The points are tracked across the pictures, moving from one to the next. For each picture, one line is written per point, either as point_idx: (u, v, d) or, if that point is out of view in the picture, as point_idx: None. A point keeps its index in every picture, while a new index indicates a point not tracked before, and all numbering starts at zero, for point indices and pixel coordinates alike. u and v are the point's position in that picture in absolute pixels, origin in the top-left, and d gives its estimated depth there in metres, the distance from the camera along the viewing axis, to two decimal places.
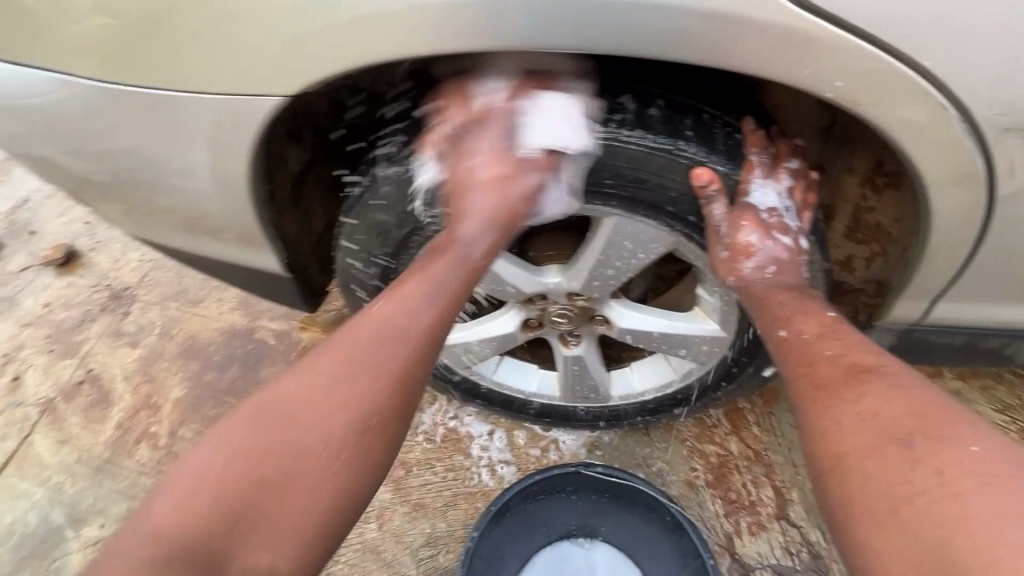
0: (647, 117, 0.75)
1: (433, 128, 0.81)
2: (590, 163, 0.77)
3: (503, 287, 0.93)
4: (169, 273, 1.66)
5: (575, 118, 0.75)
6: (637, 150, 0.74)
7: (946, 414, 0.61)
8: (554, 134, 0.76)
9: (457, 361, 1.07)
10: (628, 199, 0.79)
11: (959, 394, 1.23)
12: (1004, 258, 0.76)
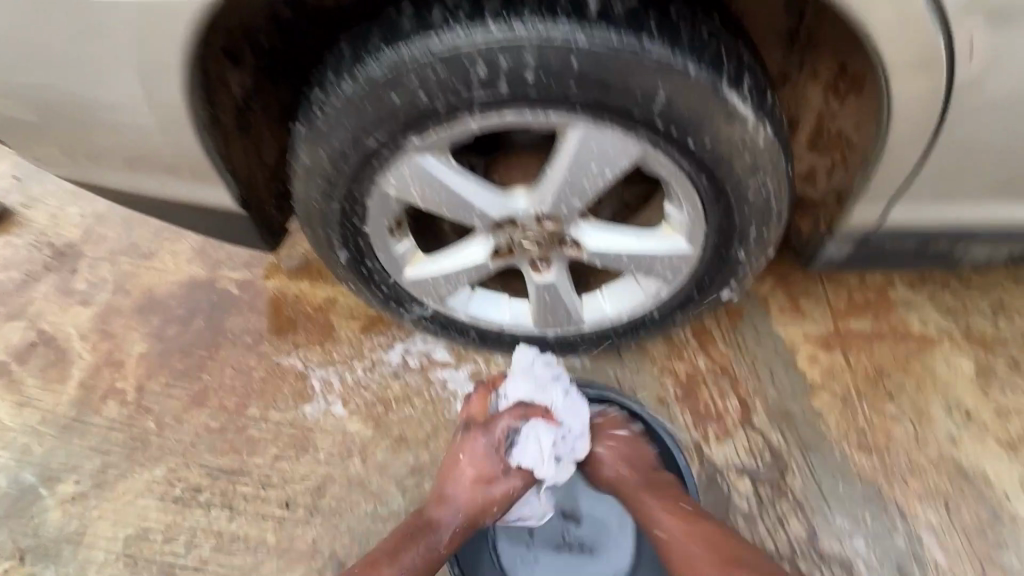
0: (613, 16, 0.73)
1: (378, 39, 0.77)
2: (554, 67, 0.73)
3: (468, 212, 0.91)
4: (117, 226, 1.56)
5: (536, 18, 0.72)
6: (603, 49, 0.72)
7: None
8: (510, 38, 0.72)
9: (428, 294, 1.06)
10: (595, 105, 0.76)
11: (910, 302, 1.30)
12: (956, 153, 0.78)
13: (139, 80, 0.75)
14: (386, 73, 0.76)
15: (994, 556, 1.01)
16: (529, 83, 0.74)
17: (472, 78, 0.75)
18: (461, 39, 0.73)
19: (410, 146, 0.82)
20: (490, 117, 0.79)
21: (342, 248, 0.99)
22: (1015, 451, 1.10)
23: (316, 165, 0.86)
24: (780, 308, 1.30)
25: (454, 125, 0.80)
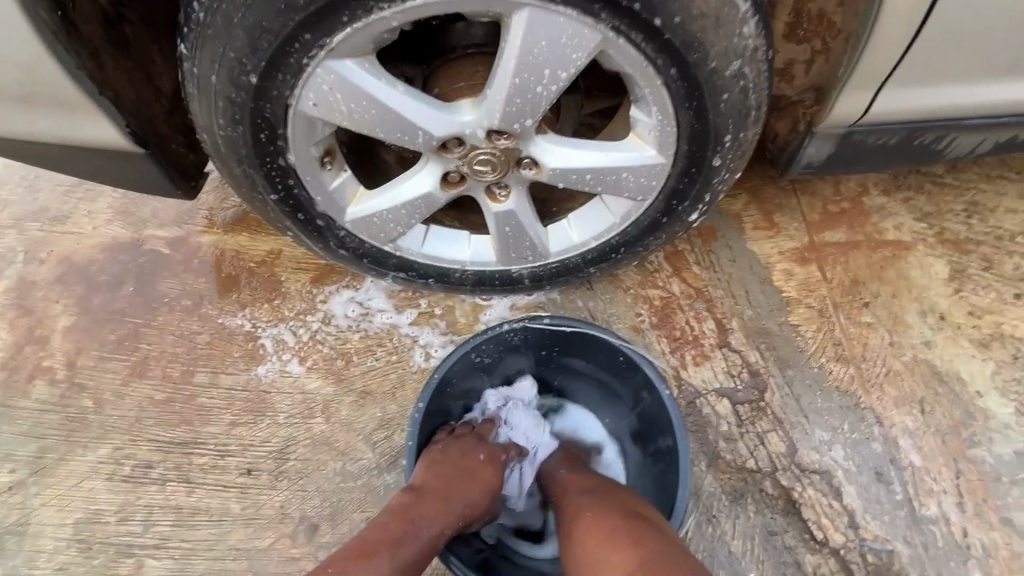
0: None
1: None
2: None
3: (409, 132, 0.79)
4: (19, 187, 1.38)
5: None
6: None
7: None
8: None
9: (376, 235, 0.95)
10: None
11: (884, 209, 1.25)
12: (949, 25, 0.70)
13: None
14: None
15: (967, 452, 1.01)
16: None
17: None
18: None
19: (322, 44, 0.69)
20: (410, 0, 0.67)
21: (270, 191, 0.86)
22: (987, 349, 1.10)
23: (214, 82, 0.73)
24: (753, 225, 1.24)
25: (371, 14, 0.67)
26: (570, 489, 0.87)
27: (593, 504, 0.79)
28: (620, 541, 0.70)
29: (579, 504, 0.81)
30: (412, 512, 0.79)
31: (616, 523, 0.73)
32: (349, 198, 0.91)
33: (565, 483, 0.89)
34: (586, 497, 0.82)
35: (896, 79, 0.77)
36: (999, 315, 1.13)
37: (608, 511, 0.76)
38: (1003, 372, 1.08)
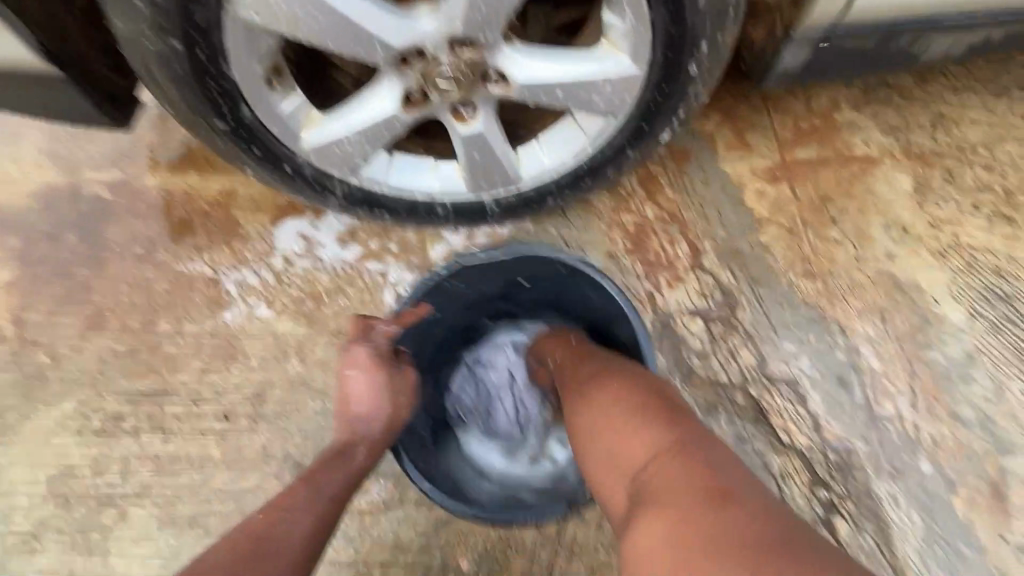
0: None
1: None
2: None
3: (363, 41, 0.72)
4: None
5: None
6: None
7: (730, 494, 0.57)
8: None
9: (337, 164, 0.89)
10: None
11: (854, 124, 1.24)
12: None
13: None
14: None
15: (922, 355, 1.07)
16: None
17: None
18: None
19: None
20: None
21: (215, 117, 0.79)
22: (945, 258, 1.14)
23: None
24: (726, 145, 1.22)
25: None
26: (584, 369, 0.85)
27: (610, 384, 0.78)
28: (641, 424, 0.70)
29: (596, 386, 0.80)
30: (325, 466, 0.78)
31: (636, 405, 0.73)
32: (306, 123, 0.84)
33: (579, 363, 0.88)
34: (604, 380, 0.80)
35: None
36: (957, 225, 1.17)
37: (627, 391, 0.75)
38: (959, 278, 1.12)
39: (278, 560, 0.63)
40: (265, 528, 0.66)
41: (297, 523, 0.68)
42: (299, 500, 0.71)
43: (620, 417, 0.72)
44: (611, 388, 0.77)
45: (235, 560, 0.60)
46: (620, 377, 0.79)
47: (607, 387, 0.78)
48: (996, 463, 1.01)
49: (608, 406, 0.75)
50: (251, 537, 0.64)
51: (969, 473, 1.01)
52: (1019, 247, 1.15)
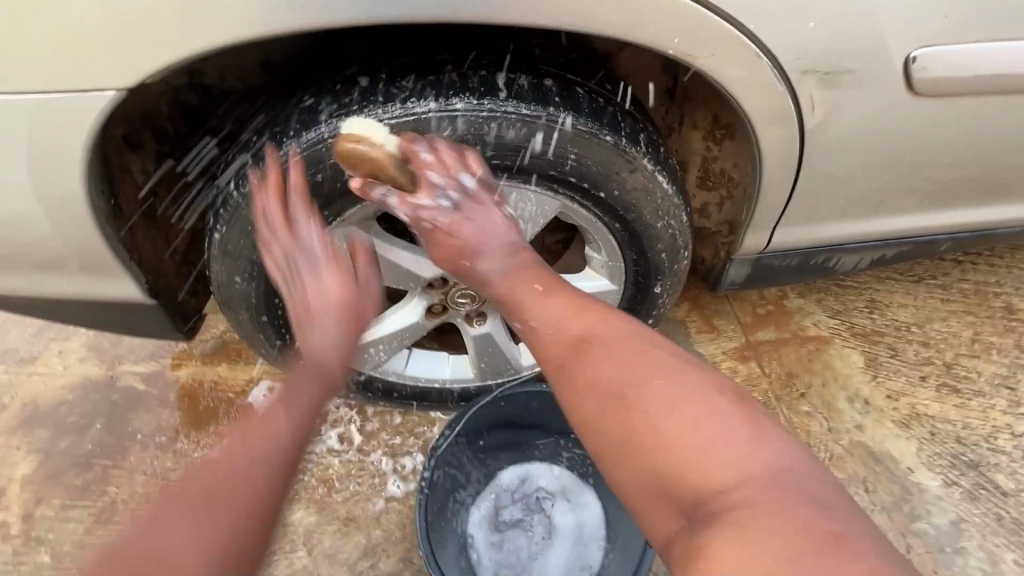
0: (518, 88, 0.76)
1: (294, 125, 0.79)
2: (472, 139, 0.77)
3: (398, 270, 0.93)
4: None
5: (456, 93, 0.75)
6: (515, 119, 0.75)
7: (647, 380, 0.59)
8: (432, 113, 0.74)
9: (365, 362, 1.05)
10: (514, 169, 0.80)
11: (801, 308, 1.45)
12: (816, 200, 0.88)
13: (31, 172, 0.71)
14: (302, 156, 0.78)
15: (912, 526, 1.12)
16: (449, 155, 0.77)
17: None
18: (377, 118, 0.75)
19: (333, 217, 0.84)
20: None
21: (275, 336, 0.96)
22: (909, 428, 1.25)
23: (242, 248, 0.84)
24: (696, 330, 1.41)
25: None
26: (545, 316, 0.70)
27: (602, 352, 0.64)
28: (698, 416, 0.54)
29: (600, 387, 0.61)
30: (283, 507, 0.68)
31: (614, 395, 0.59)
32: None
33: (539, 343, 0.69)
34: (579, 380, 0.63)
35: (784, 224, 0.93)
36: (911, 396, 1.30)
37: (621, 363, 0.62)
38: (926, 447, 1.22)
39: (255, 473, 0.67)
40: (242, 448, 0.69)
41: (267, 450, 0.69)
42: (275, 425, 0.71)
43: (643, 429, 0.56)
44: (604, 356, 0.63)
45: (221, 466, 0.66)
46: (603, 341, 0.65)
47: (593, 368, 0.62)
48: None
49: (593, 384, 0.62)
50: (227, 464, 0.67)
51: None
52: (971, 415, 1.27)
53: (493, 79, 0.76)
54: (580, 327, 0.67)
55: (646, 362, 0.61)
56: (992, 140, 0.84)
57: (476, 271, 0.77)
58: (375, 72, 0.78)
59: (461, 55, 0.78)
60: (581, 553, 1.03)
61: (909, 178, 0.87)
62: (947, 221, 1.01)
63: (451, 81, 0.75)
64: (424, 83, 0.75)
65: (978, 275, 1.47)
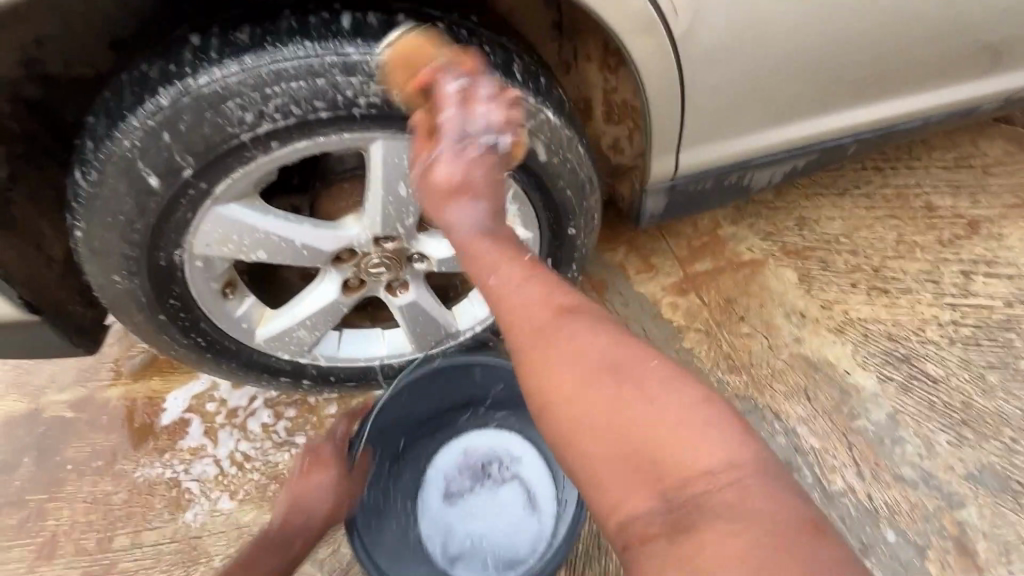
0: (365, 26, 0.69)
1: (128, 98, 0.70)
2: (324, 86, 0.68)
3: (291, 247, 0.85)
4: None
5: (297, 42, 0.67)
6: (367, 62, 0.68)
7: (638, 365, 0.55)
8: (275, 64, 0.67)
9: (290, 349, 1.02)
10: (381, 116, 0.72)
11: (736, 235, 1.43)
12: (702, 111, 0.86)
13: None
14: (140, 130, 0.69)
15: (853, 425, 1.16)
16: (301, 107, 0.69)
17: (237, 114, 0.68)
18: (214, 75, 0.67)
19: (192, 195, 0.74)
20: (275, 148, 0.73)
21: (184, 336, 0.92)
22: (843, 333, 1.28)
23: (110, 244, 0.77)
24: (637, 270, 1.39)
25: (252, 162, 0.73)
26: (507, 281, 0.60)
27: (566, 336, 0.57)
28: (667, 394, 0.54)
29: (560, 362, 0.56)
30: None
31: (603, 378, 0.55)
32: (260, 322, 0.97)
33: (511, 314, 0.59)
34: (557, 351, 0.56)
35: (684, 144, 0.92)
36: (845, 304, 1.32)
37: (596, 340, 0.57)
38: (860, 350, 1.25)
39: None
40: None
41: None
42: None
43: (630, 415, 0.53)
44: (575, 336, 0.57)
45: None
46: (580, 318, 0.58)
47: (567, 345, 0.57)
48: (953, 518, 1.06)
49: (573, 359, 0.56)
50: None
51: (932, 535, 1.04)
52: (900, 312, 1.30)
53: (337, 20, 0.68)
54: (544, 291, 0.60)
55: (634, 373, 0.55)
56: (860, 30, 0.85)
57: (462, 206, 0.60)
58: (211, 26, 0.69)
59: (299, 1, 0.69)
60: (535, 509, 1.06)
61: (789, 81, 0.88)
62: (843, 124, 1.02)
63: (292, 27, 0.68)
64: (259, 34, 0.68)
65: (897, 178, 1.49)
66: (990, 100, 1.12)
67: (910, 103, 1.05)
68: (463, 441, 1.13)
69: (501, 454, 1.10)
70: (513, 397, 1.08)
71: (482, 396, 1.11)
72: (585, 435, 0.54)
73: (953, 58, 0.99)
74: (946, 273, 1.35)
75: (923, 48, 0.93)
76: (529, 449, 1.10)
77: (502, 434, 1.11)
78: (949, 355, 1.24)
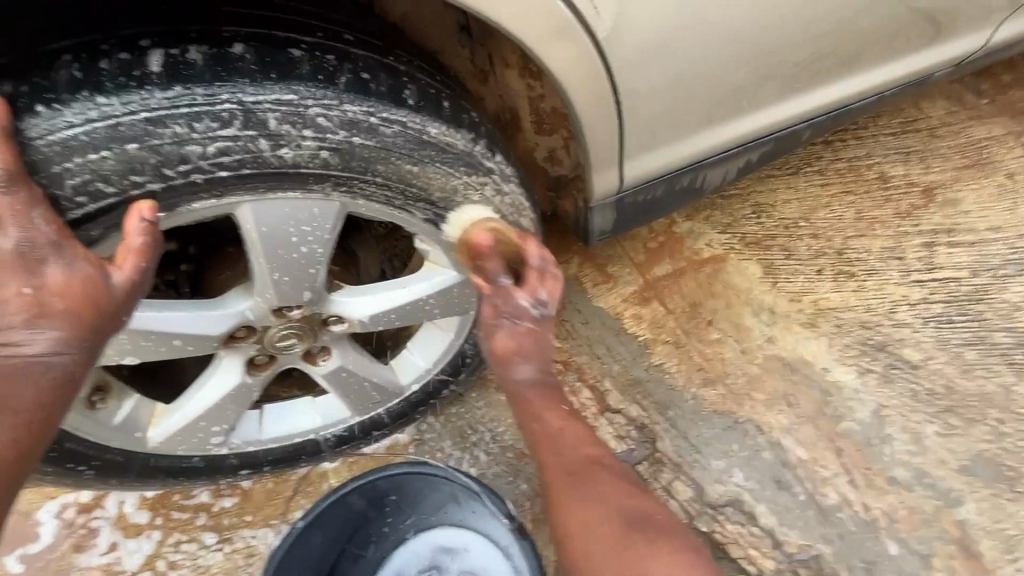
0: (184, 66, 0.52)
1: None
2: (141, 154, 0.53)
3: (167, 343, 0.70)
4: None
5: (83, 98, 0.50)
6: (195, 115, 0.53)
7: (650, 518, 0.68)
8: (68, 130, 0.50)
9: (198, 445, 0.85)
10: (235, 176, 0.57)
11: (693, 230, 1.30)
12: (643, 116, 0.74)
13: None
14: None
15: (838, 428, 1.09)
16: (118, 181, 0.53)
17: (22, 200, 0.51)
18: None
19: None
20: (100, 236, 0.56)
21: (47, 461, 0.74)
22: (816, 326, 1.20)
23: None
24: (593, 282, 1.25)
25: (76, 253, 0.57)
26: (557, 454, 0.72)
27: (603, 485, 0.70)
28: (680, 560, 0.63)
29: (568, 486, 0.70)
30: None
31: (615, 530, 0.66)
32: (152, 421, 0.81)
33: (547, 468, 0.72)
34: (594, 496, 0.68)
35: (628, 154, 0.80)
36: (813, 292, 1.24)
37: (615, 496, 0.69)
38: (836, 342, 1.18)
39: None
40: None
41: None
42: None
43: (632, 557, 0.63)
44: (607, 491, 0.69)
45: None
46: (599, 476, 0.71)
47: (590, 503, 0.68)
48: (952, 518, 1.02)
49: (605, 499, 0.69)
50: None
51: (936, 543, 1.01)
52: (870, 297, 1.23)
53: (145, 63, 0.52)
54: (578, 445, 0.73)
55: (640, 523, 0.67)
56: (803, 9, 0.75)
57: (511, 369, 0.75)
58: None
59: (85, 38, 0.52)
60: None
61: (735, 73, 0.77)
62: (797, 110, 0.92)
63: (84, 77, 0.51)
64: (24, 94, 0.50)
65: (848, 151, 1.42)
66: (940, 67, 1.04)
67: (861, 79, 0.96)
68: (390, 558, 0.89)
69: (442, 558, 0.88)
70: (422, 495, 0.86)
71: (387, 510, 0.86)
72: (593, 547, 0.65)
73: (903, 26, 0.90)
74: (910, 248, 1.29)
75: (871, 20, 0.84)
76: (471, 536, 0.89)
77: (433, 535, 0.89)
78: (924, 336, 1.18)
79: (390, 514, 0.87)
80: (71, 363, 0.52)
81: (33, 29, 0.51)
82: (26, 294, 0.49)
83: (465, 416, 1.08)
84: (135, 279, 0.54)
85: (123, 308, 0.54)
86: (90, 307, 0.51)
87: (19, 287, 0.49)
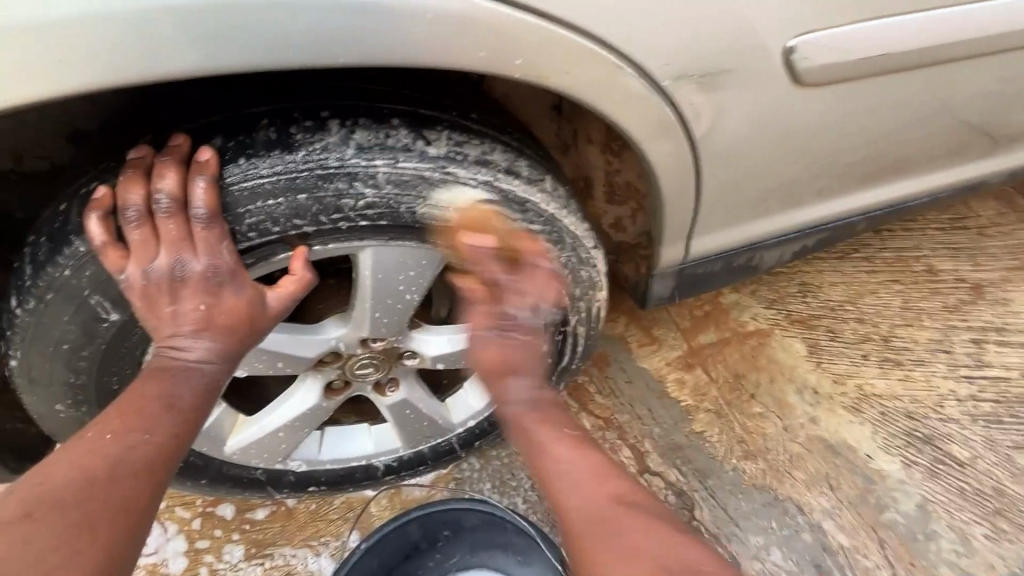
0: (355, 134, 0.62)
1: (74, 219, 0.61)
2: (307, 203, 0.62)
3: (268, 360, 0.78)
4: None
5: (275, 155, 0.60)
6: (357, 176, 0.62)
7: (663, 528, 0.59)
8: (257, 178, 0.60)
9: (266, 458, 0.91)
10: (373, 226, 0.66)
11: (739, 303, 1.34)
12: (719, 199, 0.81)
13: None
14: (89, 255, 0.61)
15: (881, 518, 1.09)
16: (285, 225, 0.63)
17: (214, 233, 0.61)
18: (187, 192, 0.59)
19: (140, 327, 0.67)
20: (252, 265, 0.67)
21: None
22: (860, 411, 1.20)
23: (49, 372, 0.68)
24: (638, 343, 1.29)
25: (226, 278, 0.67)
26: (580, 490, 0.63)
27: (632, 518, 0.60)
28: None
29: (605, 547, 0.58)
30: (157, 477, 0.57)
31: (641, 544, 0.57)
32: (232, 431, 0.88)
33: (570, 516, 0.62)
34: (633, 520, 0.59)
35: (698, 231, 0.86)
36: (859, 376, 1.25)
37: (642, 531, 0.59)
38: (882, 430, 1.18)
39: (128, 480, 0.54)
40: (94, 474, 0.53)
41: (145, 437, 0.58)
42: (152, 416, 0.59)
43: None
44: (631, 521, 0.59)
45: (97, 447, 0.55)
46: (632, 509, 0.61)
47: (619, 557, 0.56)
48: None
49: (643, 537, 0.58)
50: (47, 488, 0.51)
51: None
52: (916, 387, 1.23)
53: (325, 129, 0.62)
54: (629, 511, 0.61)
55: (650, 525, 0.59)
56: (875, 118, 0.82)
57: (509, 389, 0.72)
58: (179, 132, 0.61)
59: (279, 106, 0.62)
60: None
61: (806, 168, 0.84)
62: (853, 204, 0.99)
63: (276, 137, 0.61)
64: (229, 147, 0.61)
65: (895, 241, 1.46)
66: (995, 176, 1.10)
67: (919, 181, 1.02)
68: None
69: None
70: (473, 532, 0.90)
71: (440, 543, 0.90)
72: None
73: (965, 137, 0.96)
74: (958, 342, 1.30)
75: (933, 133, 0.91)
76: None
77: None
78: (972, 434, 1.17)
79: (438, 548, 0.90)
80: (218, 370, 0.65)
81: (236, 95, 0.62)
82: (201, 309, 0.63)
83: (507, 460, 1.11)
84: (284, 303, 0.67)
85: (268, 324, 0.67)
86: (244, 323, 0.65)
87: (196, 303, 0.63)
